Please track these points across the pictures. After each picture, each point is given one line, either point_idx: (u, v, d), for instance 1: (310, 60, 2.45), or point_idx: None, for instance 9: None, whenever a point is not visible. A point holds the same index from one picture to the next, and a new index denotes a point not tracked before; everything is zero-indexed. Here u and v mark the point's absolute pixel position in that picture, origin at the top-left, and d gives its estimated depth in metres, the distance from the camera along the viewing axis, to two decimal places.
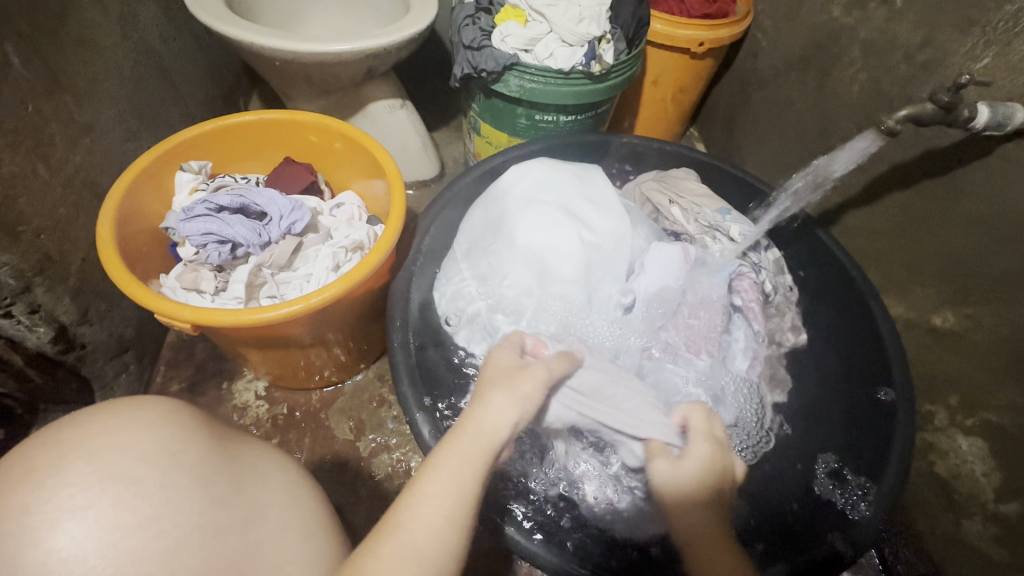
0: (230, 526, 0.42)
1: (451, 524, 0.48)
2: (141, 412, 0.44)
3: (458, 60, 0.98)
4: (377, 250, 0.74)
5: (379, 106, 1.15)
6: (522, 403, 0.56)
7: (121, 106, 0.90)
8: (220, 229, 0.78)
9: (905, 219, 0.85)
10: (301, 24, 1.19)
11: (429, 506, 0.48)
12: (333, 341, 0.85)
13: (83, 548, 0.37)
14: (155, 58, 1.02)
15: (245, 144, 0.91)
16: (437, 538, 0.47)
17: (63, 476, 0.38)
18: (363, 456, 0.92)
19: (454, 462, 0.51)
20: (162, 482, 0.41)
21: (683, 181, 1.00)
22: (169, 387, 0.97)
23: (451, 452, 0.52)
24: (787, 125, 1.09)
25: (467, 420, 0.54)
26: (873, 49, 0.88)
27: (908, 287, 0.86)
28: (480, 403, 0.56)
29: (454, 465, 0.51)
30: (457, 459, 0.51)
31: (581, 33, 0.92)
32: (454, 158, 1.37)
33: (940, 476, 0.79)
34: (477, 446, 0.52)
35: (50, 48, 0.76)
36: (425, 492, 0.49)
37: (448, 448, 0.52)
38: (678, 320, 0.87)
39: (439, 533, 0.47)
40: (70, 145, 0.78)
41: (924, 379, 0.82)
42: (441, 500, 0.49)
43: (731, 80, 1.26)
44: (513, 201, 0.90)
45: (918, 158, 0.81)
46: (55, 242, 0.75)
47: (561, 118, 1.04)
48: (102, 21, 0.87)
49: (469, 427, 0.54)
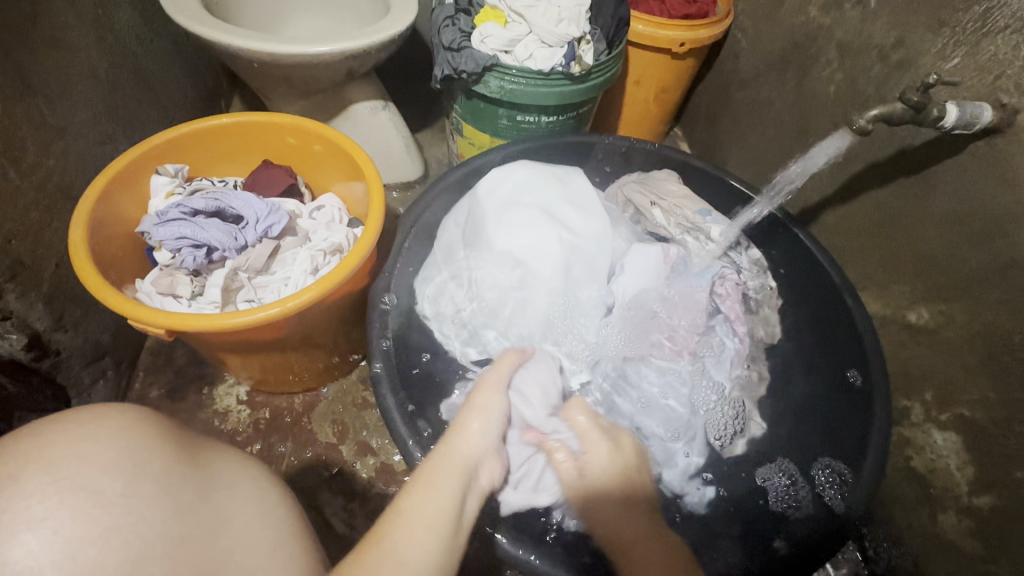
0: (197, 535, 0.42)
1: (437, 531, 0.50)
2: (106, 421, 0.43)
3: (438, 61, 0.98)
4: (354, 254, 0.73)
5: (361, 107, 1.15)
6: (490, 426, 0.65)
7: (95, 109, 0.89)
8: (195, 233, 0.77)
9: (879, 217, 0.86)
10: (282, 25, 1.19)
11: (411, 520, 0.50)
12: (312, 345, 0.84)
13: (42, 560, 0.36)
14: (131, 60, 1.00)
15: (223, 147, 0.90)
16: (423, 545, 0.48)
17: (21, 487, 0.38)
18: (346, 459, 0.91)
19: (437, 479, 0.55)
20: (124, 492, 0.40)
21: (664, 182, 1.00)
22: (148, 393, 0.96)
23: (433, 472, 0.56)
24: (767, 125, 1.10)
25: (443, 446, 0.61)
26: (849, 49, 0.89)
27: (884, 284, 0.87)
28: (457, 431, 0.64)
29: (440, 483, 0.55)
30: (434, 475, 0.56)
31: (559, 34, 0.91)
32: (438, 160, 1.37)
33: (916, 470, 0.80)
34: (457, 468, 0.58)
35: (21, 51, 0.74)
36: (409, 507, 0.51)
37: (429, 469, 0.57)
38: (658, 319, 0.88)
39: (425, 544, 0.49)
40: (42, 149, 0.77)
41: (901, 375, 0.83)
42: (425, 511, 0.51)
43: (712, 80, 1.26)
44: (494, 203, 0.90)
45: (893, 157, 0.82)
46: (27, 247, 0.74)
47: (543, 119, 1.04)
48: (75, 23, 0.86)
49: (444, 453, 0.59)
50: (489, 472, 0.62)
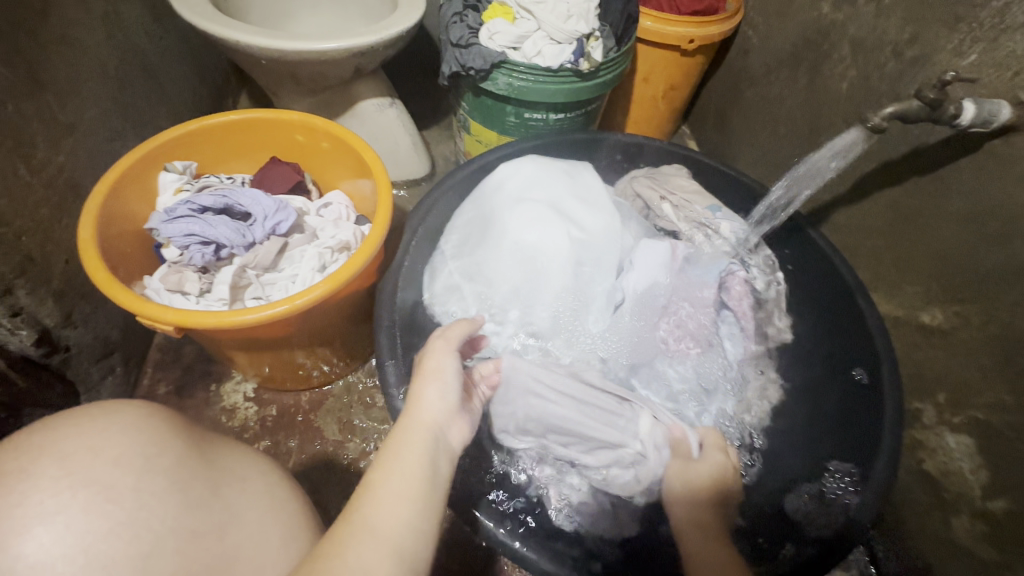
0: (207, 529, 0.42)
1: (411, 500, 0.47)
2: (118, 415, 0.43)
3: (446, 58, 0.97)
4: (363, 251, 0.73)
5: (368, 104, 1.15)
6: (448, 387, 0.59)
7: (104, 105, 0.89)
8: (203, 230, 0.77)
9: (893, 217, 0.85)
10: (289, 22, 1.19)
11: (381, 494, 0.46)
12: (319, 342, 0.84)
13: (54, 554, 0.36)
14: (140, 57, 1.01)
15: (231, 144, 0.90)
16: (400, 515, 0.45)
17: (34, 481, 0.38)
18: (353, 458, 0.91)
19: (402, 448, 0.51)
20: (135, 487, 0.40)
21: (675, 178, 0.99)
22: (157, 389, 0.96)
23: (395, 443, 0.51)
24: (778, 123, 1.09)
25: (401, 416, 0.55)
26: (862, 45, 0.87)
27: (897, 285, 0.86)
28: (411, 399, 0.57)
29: (401, 452, 0.50)
30: (394, 446, 0.51)
31: (569, 30, 0.91)
32: (445, 157, 1.37)
33: (928, 473, 0.79)
34: (421, 436, 0.53)
35: (30, 48, 0.75)
36: (377, 482, 0.47)
37: (392, 443, 0.52)
38: (668, 316, 0.87)
39: (401, 514, 0.46)
40: (52, 145, 0.77)
41: (914, 376, 0.82)
42: (395, 482, 0.48)
43: (722, 77, 1.25)
44: (502, 199, 0.90)
45: (906, 156, 0.80)
46: (37, 244, 0.75)
47: (551, 116, 1.03)
48: (85, 20, 0.86)
49: (405, 424, 0.54)
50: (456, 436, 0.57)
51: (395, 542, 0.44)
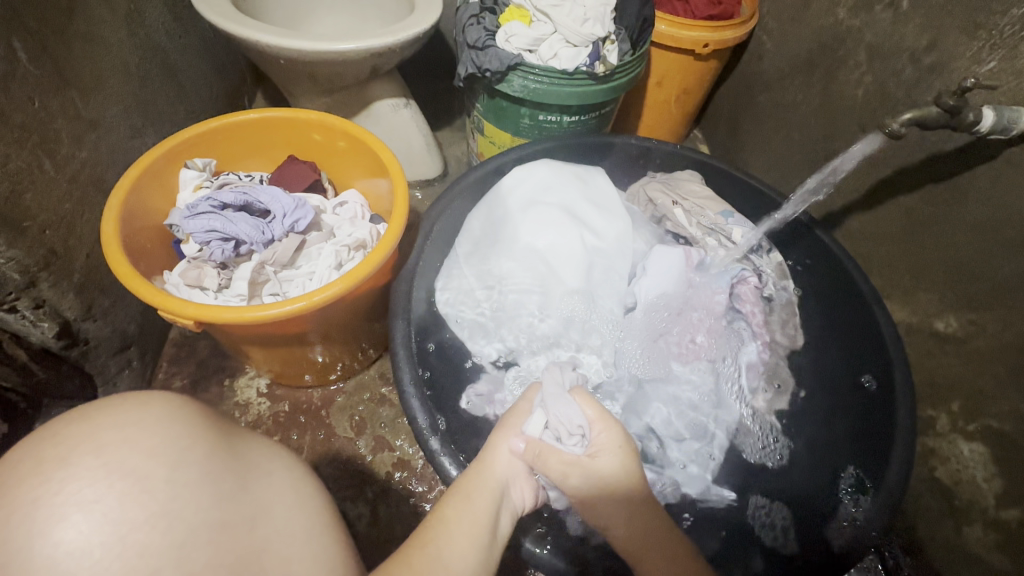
0: (236, 523, 0.43)
1: (473, 546, 0.51)
2: (150, 407, 0.44)
3: (463, 60, 0.98)
4: (379, 250, 0.74)
5: (383, 105, 1.16)
6: (521, 446, 0.63)
7: (126, 102, 0.91)
8: (223, 226, 0.78)
9: (908, 224, 0.85)
10: (306, 22, 1.20)
11: (456, 529, 0.51)
12: (333, 340, 0.85)
13: (92, 541, 0.37)
14: (161, 55, 1.02)
15: (248, 142, 0.91)
16: (464, 556, 0.49)
17: (71, 469, 0.39)
18: (364, 455, 0.92)
19: (475, 494, 0.56)
20: (169, 478, 0.41)
21: (687, 183, 1.00)
22: (171, 383, 0.98)
23: (471, 488, 0.57)
24: (792, 128, 1.09)
25: (476, 464, 0.61)
26: (878, 51, 0.87)
27: (911, 291, 0.86)
28: (487, 450, 0.62)
29: (476, 498, 0.55)
30: (473, 491, 0.56)
31: (585, 33, 0.91)
32: (457, 158, 1.38)
33: (941, 482, 0.78)
34: (492, 488, 0.57)
35: (57, 45, 0.76)
36: (451, 517, 0.53)
37: (467, 485, 0.57)
38: (681, 321, 0.87)
39: (463, 558, 0.49)
40: (75, 141, 0.78)
41: (927, 384, 0.82)
42: (465, 523, 0.52)
43: (735, 82, 1.25)
44: (516, 202, 0.91)
45: (923, 162, 0.80)
46: (60, 237, 0.76)
47: (565, 118, 1.04)
48: (109, 18, 0.88)
49: (481, 471, 0.59)
50: (519, 495, 0.61)
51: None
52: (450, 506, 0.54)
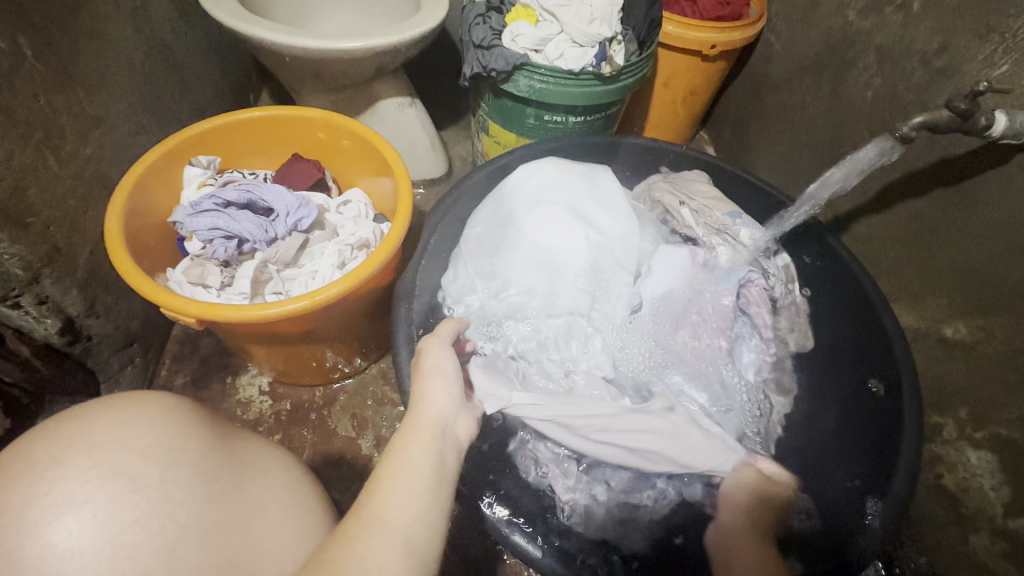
0: (230, 523, 0.42)
1: (418, 490, 0.47)
2: (142, 407, 0.44)
3: (468, 59, 0.97)
4: (383, 248, 0.73)
5: (388, 104, 1.15)
6: (449, 383, 0.59)
7: (131, 99, 0.90)
8: (227, 224, 0.78)
9: (917, 228, 0.84)
10: (312, 21, 1.20)
11: (395, 484, 0.46)
12: (336, 339, 0.85)
13: (81, 543, 0.37)
14: (166, 52, 1.02)
15: (252, 140, 0.91)
16: (406, 507, 0.45)
17: (63, 470, 0.39)
18: (365, 454, 0.92)
19: (409, 442, 0.50)
20: (161, 479, 0.41)
21: (694, 184, 0.99)
22: (174, 380, 0.98)
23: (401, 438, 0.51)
24: (799, 130, 1.08)
25: (409, 410, 0.55)
26: (889, 54, 0.87)
27: (919, 296, 0.85)
28: (420, 393, 0.57)
29: (408, 444, 0.50)
30: (405, 439, 0.51)
31: (592, 33, 0.91)
32: (461, 158, 1.37)
33: (947, 489, 0.77)
34: (429, 431, 0.52)
35: (63, 42, 0.76)
36: (388, 474, 0.47)
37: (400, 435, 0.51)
38: (686, 322, 0.86)
39: (408, 504, 0.45)
40: (80, 138, 0.78)
41: (934, 391, 0.81)
42: (402, 471, 0.47)
43: (742, 83, 1.24)
44: (520, 201, 0.90)
45: (933, 166, 0.79)
46: (64, 234, 0.76)
47: (570, 119, 1.03)
48: (114, 15, 0.87)
49: (413, 421, 0.53)
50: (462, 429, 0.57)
51: (402, 535, 0.43)
52: (384, 462, 0.49)
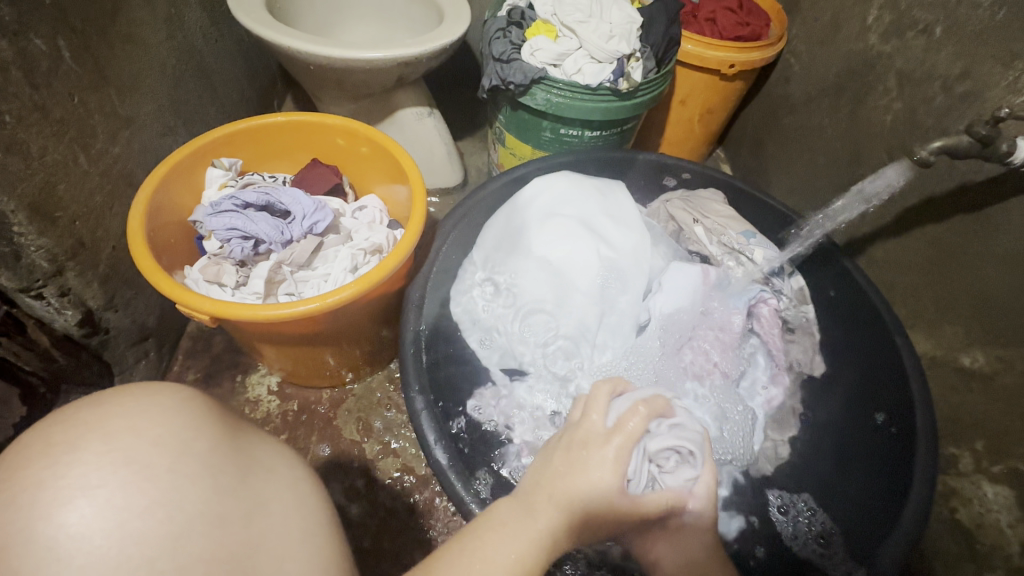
0: (235, 516, 0.43)
1: None
2: (158, 398, 0.45)
3: (487, 72, 0.99)
4: (395, 253, 0.74)
5: (407, 113, 1.18)
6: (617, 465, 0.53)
7: (160, 101, 0.93)
8: (245, 225, 0.80)
9: (934, 253, 0.83)
10: (338, 30, 1.23)
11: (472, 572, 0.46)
12: (345, 341, 0.86)
13: (93, 527, 0.38)
14: (196, 58, 1.05)
15: (274, 144, 0.93)
16: None
17: (79, 454, 0.40)
18: (368, 458, 0.92)
19: (511, 523, 0.49)
20: (171, 467, 0.42)
21: (709, 202, 0.98)
22: (186, 376, 0.99)
23: (512, 513, 0.50)
24: (817, 151, 1.08)
25: (535, 484, 0.53)
26: (909, 78, 0.86)
27: (936, 323, 0.83)
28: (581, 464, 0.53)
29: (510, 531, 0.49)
30: (507, 517, 0.50)
31: (610, 50, 0.92)
32: (477, 168, 1.39)
33: (961, 524, 0.75)
34: (541, 509, 0.50)
35: (100, 44, 0.79)
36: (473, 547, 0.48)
37: (501, 504, 0.52)
38: (695, 341, 0.86)
39: None
40: (110, 137, 0.81)
41: (949, 421, 0.79)
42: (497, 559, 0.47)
43: (760, 104, 1.24)
44: (533, 212, 0.90)
45: (952, 192, 0.78)
46: (89, 229, 0.78)
47: (586, 133, 1.04)
48: (149, 21, 0.91)
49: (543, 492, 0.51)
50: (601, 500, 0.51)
51: None
52: (478, 525, 0.50)
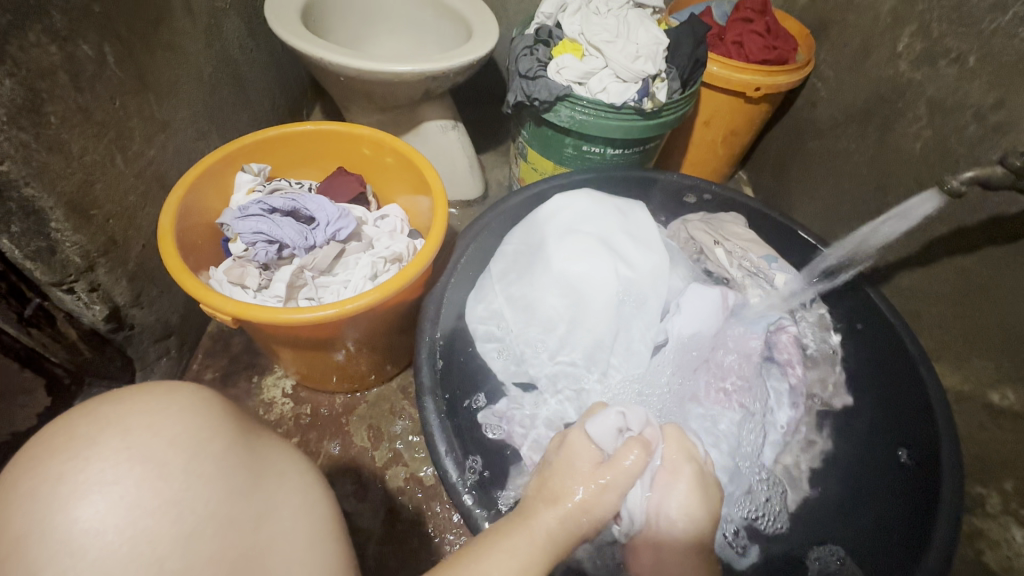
0: (243, 519, 0.43)
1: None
2: (177, 397, 0.46)
3: (513, 88, 1.00)
4: (416, 262, 0.75)
5: (432, 125, 1.20)
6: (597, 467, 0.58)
7: (195, 107, 0.97)
8: (270, 229, 0.82)
9: (964, 285, 0.81)
10: (370, 44, 1.26)
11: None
12: (361, 347, 0.86)
13: (107, 523, 0.39)
14: (232, 66, 1.09)
15: (303, 152, 0.95)
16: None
17: (98, 450, 0.41)
18: (377, 466, 0.92)
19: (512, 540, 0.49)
20: (186, 467, 0.42)
21: (730, 225, 0.98)
22: (204, 374, 1.01)
23: (506, 522, 0.52)
24: (843, 176, 1.06)
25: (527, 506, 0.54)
26: (940, 106, 0.85)
27: (964, 357, 0.81)
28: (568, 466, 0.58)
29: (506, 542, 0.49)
30: (512, 534, 0.50)
31: (636, 70, 0.93)
32: (498, 181, 1.40)
33: (988, 567, 0.71)
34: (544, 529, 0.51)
35: (142, 52, 0.82)
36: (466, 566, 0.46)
37: (505, 526, 0.52)
38: (713, 363, 0.84)
39: None
40: (146, 140, 0.84)
41: (976, 459, 0.76)
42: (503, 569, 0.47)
43: (784, 127, 1.24)
44: (553, 228, 0.90)
45: (983, 223, 0.76)
46: (121, 227, 0.81)
47: (609, 151, 1.04)
48: (189, 30, 0.94)
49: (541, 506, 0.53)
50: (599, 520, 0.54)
51: None
52: (479, 544, 0.50)
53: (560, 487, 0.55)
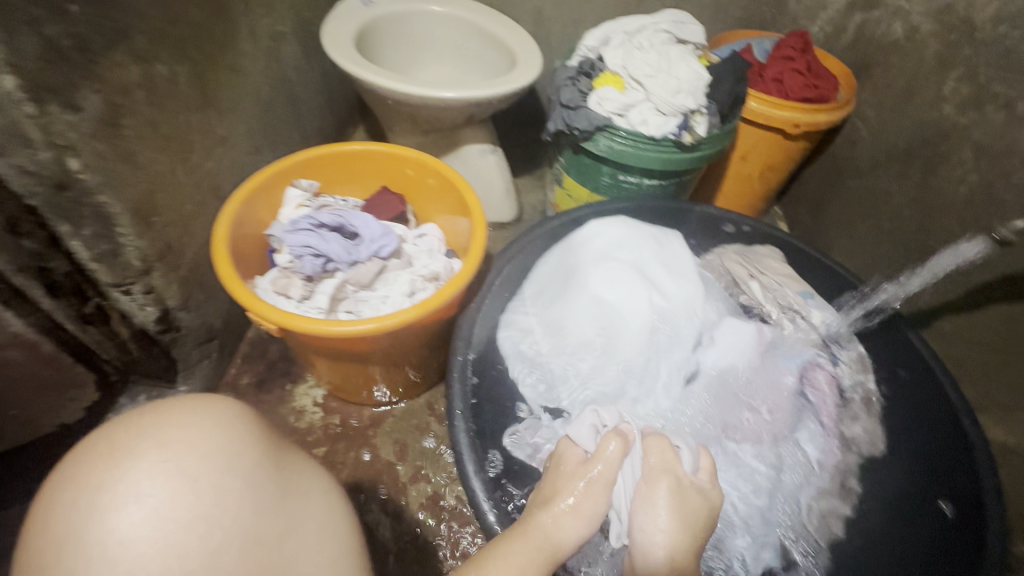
0: (269, 536, 0.45)
1: None
2: (211, 413, 0.48)
3: (553, 117, 1.03)
4: (452, 284, 0.77)
5: (471, 149, 1.23)
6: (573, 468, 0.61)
7: (252, 124, 1.02)
8: (318, 244, 0.85)
9: (1010, 334, 0.78)
10: (416, 69, 1.31)
11: None
12: (393, 362, 0.88)
13: (140, 535, 0.41)
14: (288, 86, 1.15)
15: (349, 170, 0.99)
16: None
17: (136, 462, 0.43)
18: (401, 481, 0.92)
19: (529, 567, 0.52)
20: (217, 483, 0.44)
21: (767, 259, 0.98)
22: (240, 379, 1.04)
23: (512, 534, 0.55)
24: (883, 217, 1.05)
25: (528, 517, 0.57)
26: (988, 151, 0.84)
27: (1009, 409, 0.78)
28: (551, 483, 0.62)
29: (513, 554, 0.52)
30: (521, 554, 0.52)
31: (676, 104, 0.95)
32: (532, 205, 1.43)
33: None
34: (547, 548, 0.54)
35: (210, 71, 0.88)
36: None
37: (519, 543, 0.54)
38: (745, 399, 0.83)
39: None
40: (205, 153, 0.89)
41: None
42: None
43: (822, 164, 1.23)
44: (588, 255, 0.92)
45: None
46: (177, 234, 0.85)
47: (645, 181, 1.06)
48: (251, 52, 1.00)
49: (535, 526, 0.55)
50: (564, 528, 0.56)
51: None
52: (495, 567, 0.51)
53: (555, 491, 0.60)
